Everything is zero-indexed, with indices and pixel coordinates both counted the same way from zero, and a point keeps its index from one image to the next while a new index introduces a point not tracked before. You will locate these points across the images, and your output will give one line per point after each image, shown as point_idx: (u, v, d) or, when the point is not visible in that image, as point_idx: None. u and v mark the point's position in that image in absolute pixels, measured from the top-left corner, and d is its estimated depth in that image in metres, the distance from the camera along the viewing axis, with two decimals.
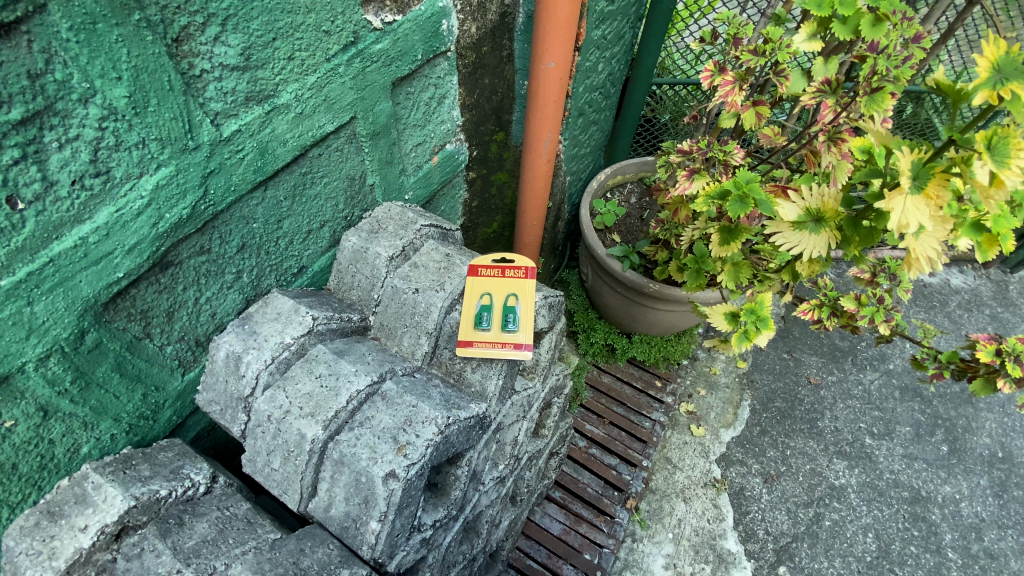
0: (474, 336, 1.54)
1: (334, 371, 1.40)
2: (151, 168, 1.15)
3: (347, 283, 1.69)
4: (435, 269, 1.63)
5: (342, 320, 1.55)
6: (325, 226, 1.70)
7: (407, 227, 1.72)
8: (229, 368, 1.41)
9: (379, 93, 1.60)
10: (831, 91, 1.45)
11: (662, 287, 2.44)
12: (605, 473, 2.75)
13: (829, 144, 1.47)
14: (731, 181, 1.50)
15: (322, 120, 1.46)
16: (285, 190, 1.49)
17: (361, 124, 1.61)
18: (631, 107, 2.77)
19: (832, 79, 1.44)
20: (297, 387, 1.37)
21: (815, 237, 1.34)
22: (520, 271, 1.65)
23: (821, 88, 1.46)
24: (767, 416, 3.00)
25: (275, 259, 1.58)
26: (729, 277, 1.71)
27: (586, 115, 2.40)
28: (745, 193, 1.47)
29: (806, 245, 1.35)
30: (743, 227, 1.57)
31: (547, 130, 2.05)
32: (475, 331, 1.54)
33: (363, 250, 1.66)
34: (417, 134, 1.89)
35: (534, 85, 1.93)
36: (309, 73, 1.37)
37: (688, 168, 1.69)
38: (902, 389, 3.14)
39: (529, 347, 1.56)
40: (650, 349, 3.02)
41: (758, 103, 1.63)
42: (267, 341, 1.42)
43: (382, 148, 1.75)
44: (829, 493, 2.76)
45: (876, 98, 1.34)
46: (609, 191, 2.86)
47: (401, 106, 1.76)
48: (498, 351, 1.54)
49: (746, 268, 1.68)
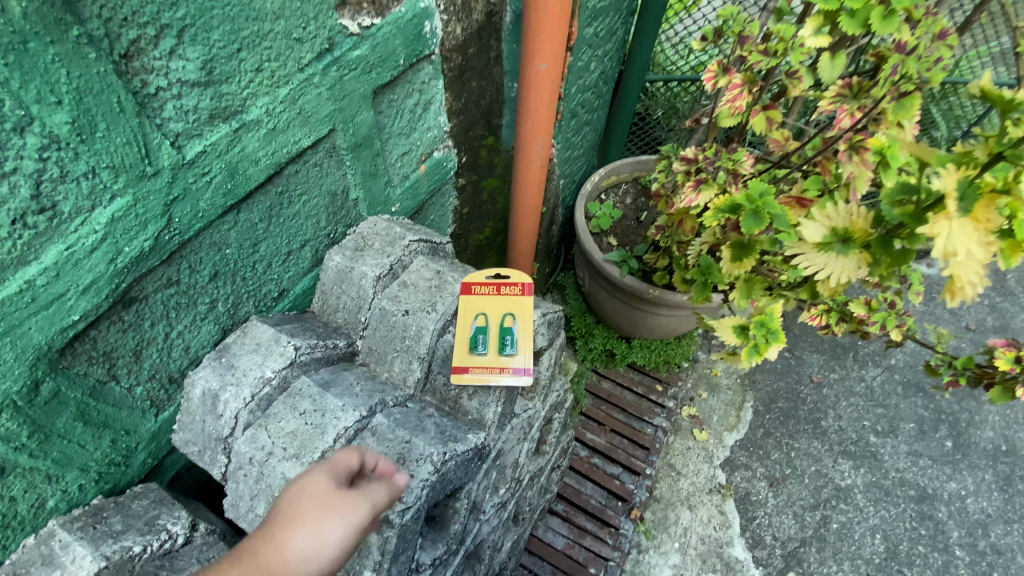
0: (470, 362, 1.44)
1: (319, 407, 1.32)
2: (105, 200, 1.03)
3: (332, 305, 1.60)
4: (426, 289, 1.54)
5: (328, 347, 1.47)
6: (307, 246, 1.58)
7: (395, 242, 1.63)
8: (207, 406, 1.34)
9: (360, 102, 1.49)
10: (851, 94, 1.36)
11: (662, 292, 2.34)
12: (608, 483, 2.73)
13: (852, 154, 1.35)
14: (744, 195, 1.40)
15: (298, 134, 1.35)
16: (260, 212, 1.38)
17: (341, 136, 1.49)
18: (625, 104, 2.66)
19: (854, 82, 1.35)
20: (280, 426, 1.29)
21: (842, 259, 1.25)
22: (518, 288, 1.55)
23: (841, 92, 1.37)
24: (771, 417, 3.02)
25: (252, 285, 1.47)
26: (740, 293, 1.61)
27: (580, 115, 2.28)
28: (759, 207, 1.37)
29: (833, 267, 1.26)
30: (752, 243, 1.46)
31: (540, 135, 1.95)
32: (471, 356, 1.45)
33: (348, 270, 1.57)
34: (402, 143, 1.78)
35: (525, 88, 1.83)
36: (280, 85, 1.26)
37: (695, 178, 1.55)
38: (904, 384, 3.18)
39: (528, 371, 1.47)
40: (649, 353, 2.99)
41: (768, 106, 1.52)
42: (245, 376, 1.34)
43: (365, 160, 1.63)
44: (835, 495, 2.78)
45: (904, 104, 1.26)
46: (603, 192, 2.76)
47: (383, 114, 1.65)
48: (494, 376, 1.45)
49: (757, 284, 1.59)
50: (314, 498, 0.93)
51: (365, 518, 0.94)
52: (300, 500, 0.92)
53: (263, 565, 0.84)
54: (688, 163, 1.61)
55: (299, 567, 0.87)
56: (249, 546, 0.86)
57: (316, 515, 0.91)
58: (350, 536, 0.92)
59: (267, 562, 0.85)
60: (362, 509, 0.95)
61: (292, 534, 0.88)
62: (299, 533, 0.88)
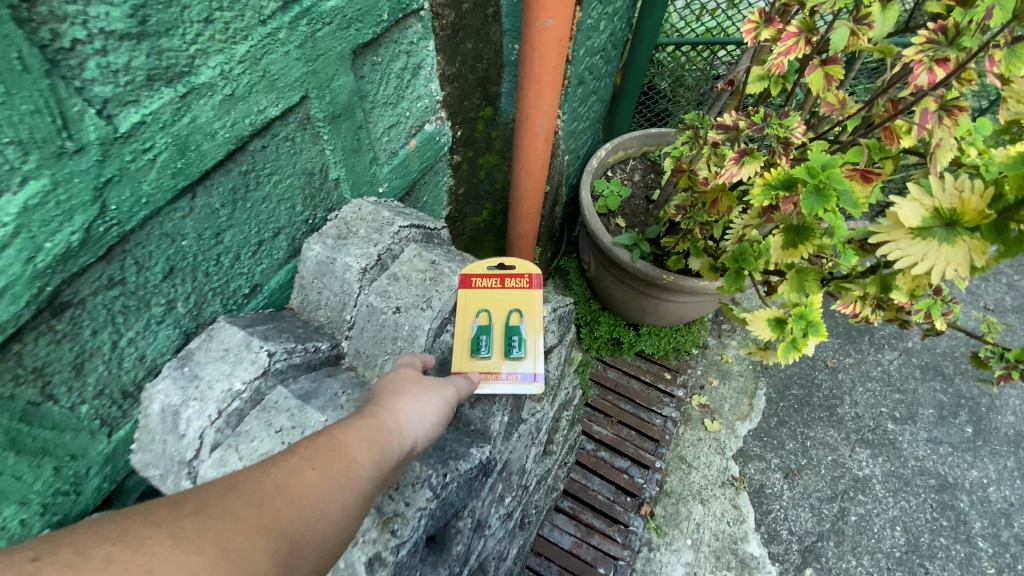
0: (472, 366, 1.26)
1: (299, 423, 1.13)
2: (14, 183, 0.82)
3: (313, 302, 1.40)
4: (420, 282, 1.36)
5: (308, 351, 1.28)
6: (281, 234, 1.38)
7: (383, 229, 1.44)
8: (168, 424, 1.15)
9: (337, 64, 1.27)
10: (947, 40, 1.06)
11: (676, 278, 2.15)
12: (616, 478, 2.59)
13: (942, 115, 1.10)
14: (803, 167, 1.10)
15: (262, 102, 1.13)
16: (221, 195, 1.17)
17: (316, 105, 1.28)
18: (634, 71, 2.43)
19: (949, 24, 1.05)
20: (253, 446, 1.11)
21: (947, 249, 0.98)
22: (524, 279, 1.36)
23: (932, 38, 1.06)
24: (785, 405, 2.88)
25: (218, 281, 1.26)
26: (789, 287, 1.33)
27: (587, 82, 2.06)
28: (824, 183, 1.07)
29: (937, 259, 0.99)
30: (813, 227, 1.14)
31: (545, 104, 1.74)
32: (474, 360, 1.26)
33: (329, 261, 1.37)
34: (389, 114, 1.56)
35: (528, 50, 1.61)
36: (237, 41, 1.04)
37: (737, 149, 1.26)
38: (922, 367, 3.05)
39: (539, 376, 1.28)
40: (659, 340, 2.84)
41: (828, 60, 1.23)
42: (211, 390, 1.15)
43: (346, 134, 1.41)
44: (853, 486, 2.66)
45: (1017, 52, 0.97)
46: (609, 169, 2.56)
47: (366, 80, 1.43)
48: (501, 383, 1.27)
49: (812, 275, 1.36)
50: (410, 379, 1.05)
51: (449, 398, 1.08)
52: (396, 384, 1.03)
53: (387, 421, 0.92)
54: (726, 131, 1.31)
55: (412, 427, 0.96)
56: (365, 410, 0.94)
57: (415, 390, 1.02)
58: (442, 411, 1.04)
59: (387, 419, 0.93)
60: (445, 393, 1.08)
61: (402, 402, 0.98)
62: (408, 401, 0.99)
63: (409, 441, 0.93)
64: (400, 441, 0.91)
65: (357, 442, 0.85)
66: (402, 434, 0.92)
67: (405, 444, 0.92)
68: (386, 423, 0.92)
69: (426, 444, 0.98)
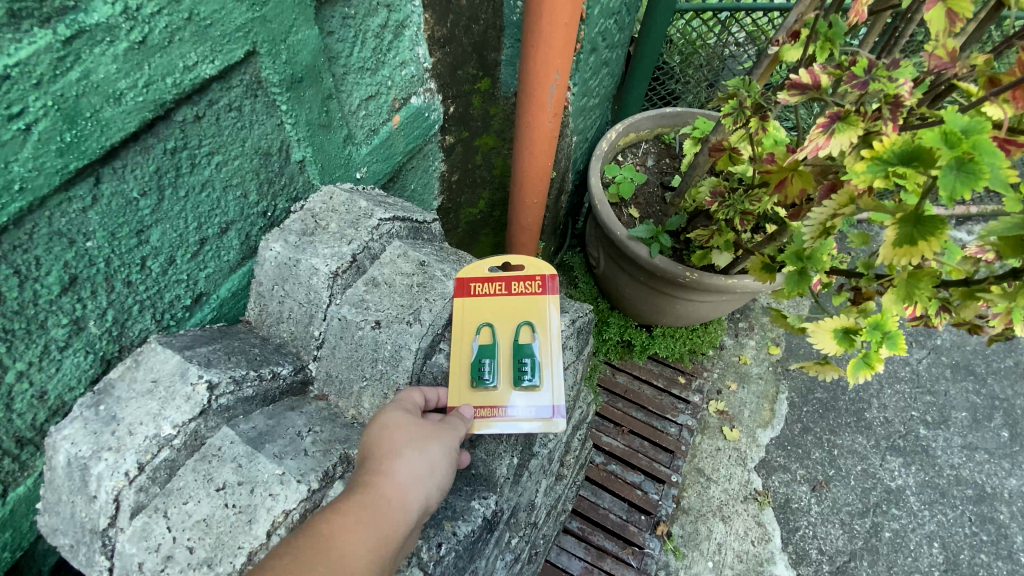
0: (475, 402, 1.00)
1: (247, 479, 0.87)
2: None
3: (273, 314, 1.13)
4: (406, 289, 1.10)
5: (264, 379, 1.01)
6: (231, 230, 1.10)
7: (359, 223, 1.17)
8: (76, 482, 0.88)
9: (294, 11, 0.99)
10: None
11: (701, 275, 1.90)
12: (629, 494, 2.36)
13: None
14: (934, 134, 0.70)
15: (190, 55, 0.85)
16: (140, 181, 0.89)
17: (268, 64, 0.99)
18: (649, 41, 2.14)
19: None
20: (186, 511, 0.85)
21: None
22: (537, 284, 1.07)
23: None
24: (809, 411, 2.65)
25: (146, 292, 0.99)
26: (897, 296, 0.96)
27: (599, 51, 1.78)
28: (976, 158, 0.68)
29: None
30: (943, 217, 0.74)
31: (555, 72, 1.46)
32: (476, 393, 1.00)
33: (292, 263, 1.10)
34: (366, 83, 1.28)
35: (534, 4, 1.33)
36: None
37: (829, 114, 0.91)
38: (953, 367, 2.83)
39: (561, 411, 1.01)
40: (675, 342, 2.65)
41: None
42: (133, 436, 0.88)
43: (312, 105, 1.13)
44: (886, 499, 2.44)
45: None
46: (620, 153, 2.28)
47: (335, 37, 1.15)
48: (512, 421, 1.00)
49: (930, 280, 0.91)
50: (405, 425, 0.88)
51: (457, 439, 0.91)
52: (389, 431, 0.86)
53: (383, 492, 0.77)
54: (801, 92, 1.03)
55: (415, 490, 0.80)
56: (359, 475, 0.80)
57: (414, 438, 0.86)
58: (451, 456, 0.88)
59: (384, 487, 0.78)
60: (455, 431, 0.92)
61: (400, 458, 0.82)
62: (405, 457, 0.83)
63: (414, 508, 0.78)
64: (403, 511, 0.77)
65: (348, 529, 0.71)
66: (405, 503, 0.78)
67: (411, 515, 0.77)
68: (381, 496, 0.77)
69: (436, 502, 0.83)
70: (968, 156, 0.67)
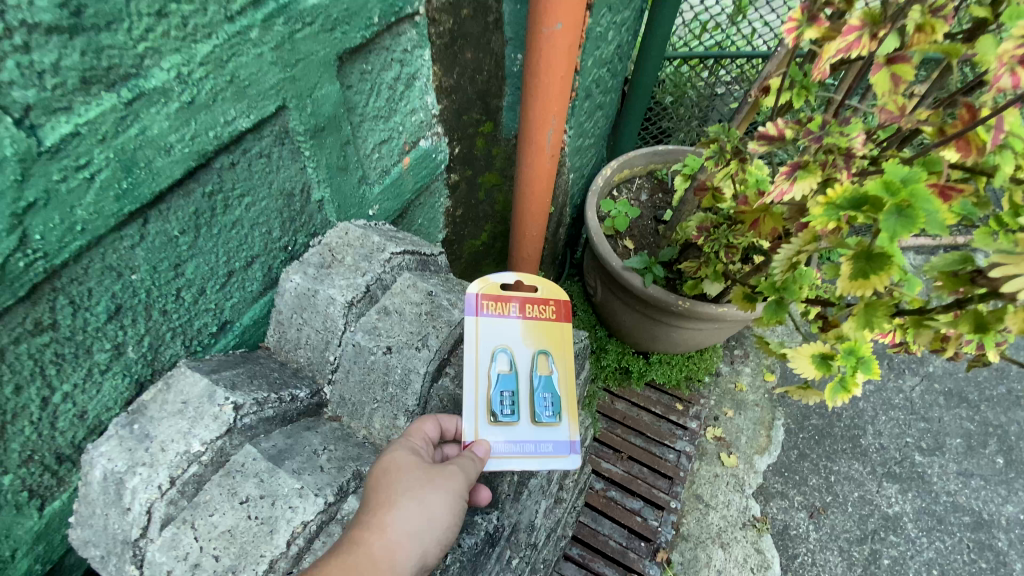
0: (494, 435, 1.05)
1: (268, 493, 0.94)
2: None
3: (291, 340, 1.23)
4: (415, 317, 1.19)
5: (283, 401, 1.10)
6: (255, 263, 1.20)
7: (373, 256, 1.27)
8: (110, 495, 0.96)
9: (320, 71, 1.12)
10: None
11: (693, 304, 1.99)
12: (629, 521, 2.39)
13: None
14: (879, 183, 0.80)
15: (230, 112, 0.97)
16: (181, 220, 1.00)
17: (295, 117, 1.12)
18: (641, 84, 2.29)
19: None
20: (211, 522, 0.92)
21: None
22: (552, 309, 1.16)
23: None
24: (805, 437, 2.69)
25: (179, 320, 1.08)
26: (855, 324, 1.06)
27: (593, 97, 1.93)
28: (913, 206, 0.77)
29: None
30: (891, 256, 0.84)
31: (551, 117, 1.59)
32: (496, 428, 1.06)
33: (311, 293, 1.20)
34: (380, 129, 1.41)
35: (533, 59, 1.47)
36: (198, 39, 0.88)
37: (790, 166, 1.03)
38: (946, 394, 2.89)
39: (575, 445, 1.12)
40: (671, 369, 2.72)
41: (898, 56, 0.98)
42: (164, 452, 0.96)
43: (331, 151, 1.25)
44: (884, 525, 2.47)
45: None
46: (615, 188, 2.40)
47: (353, 90, 1.27)
48: (530, 454, 1.08)
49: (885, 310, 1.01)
50: (405, 473, 0.92)
51: (456, 487, 0.95)
52: (394, 476, 0.92)
53: (372, 548, 0.84)
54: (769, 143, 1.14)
55: (405, 547, 0.86)
56: (357, 524, 0.87)
57: (411, 490, 0.90)
58: (447, 509, 0.92)
59: (374, 544, 0.84)
60: (455, 481, 0.95)
61: (393, 514, 0.87)
62: (397, 512, 0.88)
63: (402, 565, 0.85)
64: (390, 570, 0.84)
65: None
66: (393, 561, 0.84)
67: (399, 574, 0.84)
68: (370, 557, 0.83)
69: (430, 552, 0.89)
70: (907, 203, 0.78)
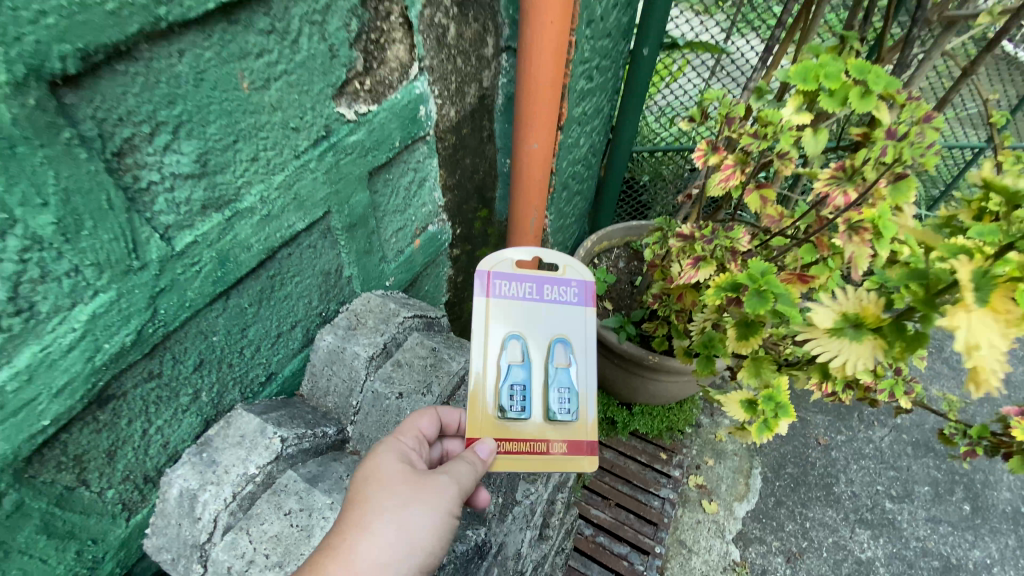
0: (516, 431, 1.24)
1: (306, 506, 1.22)
2: (86, 296, 0.97)
3: (322, 388, 1.53)
4: (422, 369, 1.50)
5: (316, 436, 1.39)
6: (297, 326, 1.53)
7: (389, 320, 1.60)
8: (183, 508, 1.23)
9: (355, 184, 1.50)
10: (847, 176, 1.42)
11: (662, 359, 2.28)
12: (616, 565, 2.55)
13: (852, 233, 1.36)
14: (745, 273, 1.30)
15: (292, 218, 1.34)
16: (250, 296, 1.34)
17: (336, 217, 1.49)
18: (614, 172, 2.72)
19: (847, 165, 1.41)
20: (262, 529, 1.19)
21: (856, 346, 0.99)
22: (573, 288, 1.31)
23: (835, 174, 1.43)
24: (781, 485, 2.89)
25: (239, 371, 1.40)
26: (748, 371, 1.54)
27: (571, 186, 2.33)
28: (763, 287, 1.25)
29: (847, 354, 0.99)
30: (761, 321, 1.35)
31: (533, 209, 1.98)
32: (517, 424, 1.24)
33: (339, 350, 1.51)
34: (398, 219, 1.78)
35: (517, 166, 1.87)
36: (276, 172, 1.25)
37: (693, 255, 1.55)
38: (914, 444, 3.09)
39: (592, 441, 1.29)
40: (652, 419, 2.98)
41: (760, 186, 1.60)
42: (227, 474, 1.25)
43: (360, 239, 1.62)
44: (857, 570, 2.62)
45: (900, 187, 1.29)
46: (596, 257, 2.74)
47: (379, 194, 1.65)
48: (548, 449, 1.26)
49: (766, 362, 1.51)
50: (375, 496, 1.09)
51: (422, 512, 1.09)
52: (369, 493, 1.09)
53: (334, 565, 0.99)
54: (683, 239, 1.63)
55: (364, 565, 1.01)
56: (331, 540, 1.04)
57: (378, 512, 1.06)
58: (410, 531, 1.06)
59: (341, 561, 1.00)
60: (446, 486, 1.14)
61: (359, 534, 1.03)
62: (362, 532, 1.04)
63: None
64: None
65: None
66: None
67: None
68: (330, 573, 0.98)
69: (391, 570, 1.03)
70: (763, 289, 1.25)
